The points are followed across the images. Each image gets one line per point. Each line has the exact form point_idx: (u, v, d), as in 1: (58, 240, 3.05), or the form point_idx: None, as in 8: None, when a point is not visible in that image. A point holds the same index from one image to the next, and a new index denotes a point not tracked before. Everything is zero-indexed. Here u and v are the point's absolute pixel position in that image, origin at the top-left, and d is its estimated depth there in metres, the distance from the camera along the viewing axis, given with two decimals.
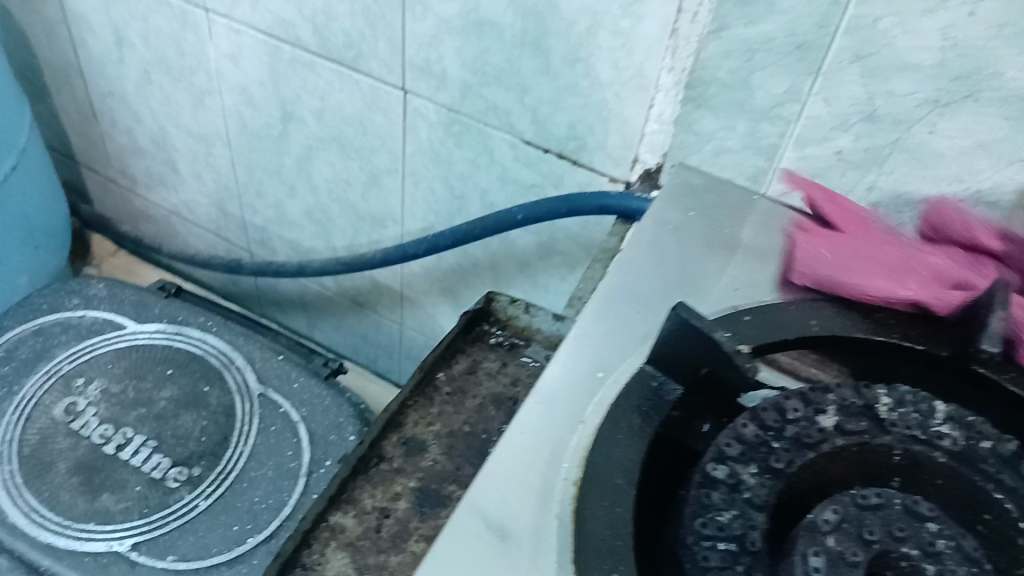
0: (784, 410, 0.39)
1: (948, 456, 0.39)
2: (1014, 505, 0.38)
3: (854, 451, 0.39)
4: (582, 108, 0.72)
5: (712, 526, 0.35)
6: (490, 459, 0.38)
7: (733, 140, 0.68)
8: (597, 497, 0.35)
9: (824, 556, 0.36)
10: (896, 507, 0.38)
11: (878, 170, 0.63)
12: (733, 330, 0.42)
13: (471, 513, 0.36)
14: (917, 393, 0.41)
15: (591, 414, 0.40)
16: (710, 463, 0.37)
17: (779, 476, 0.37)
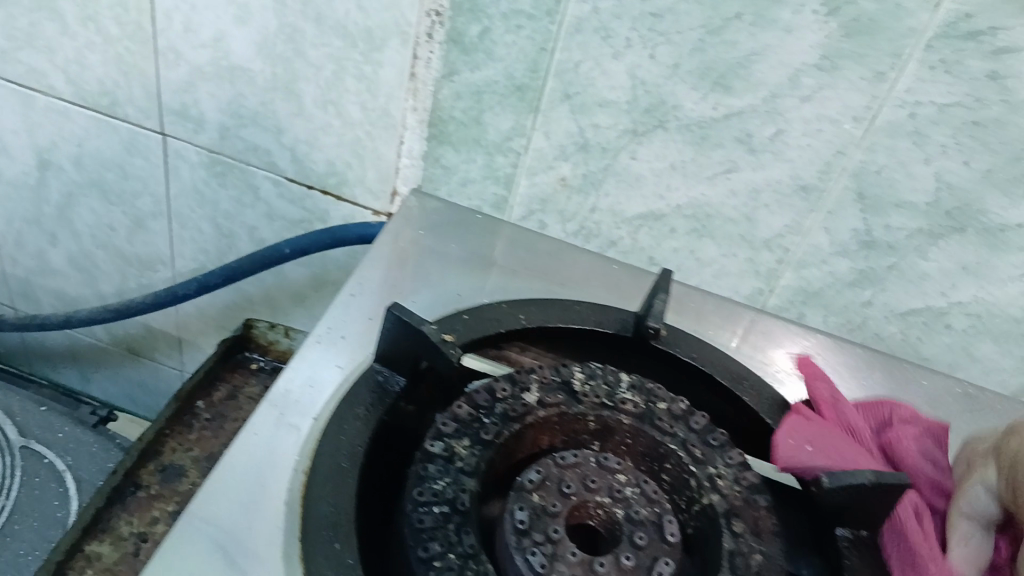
0: (494, 390, 0.47)
1: (631, 417, 0.48)
2: (682, 452, 0.47)
3: (552, 419, 0.47)
4: (340, 143, 0.77)
5: (428, 493, 0.41)
6: (220, 462, 0.40)
7: (474, 171, 0.76)
8: (322, 479, 0.39)
9: (527, 510, 0.43)
10: (591, 463, 0.47)
11: (596, 193, 0.75)
12: (445, 329, 0.48)
13: (199, 510, 0.38)
14: (606, 368, 0.50)
15: (320, 413, 0.43)
16: (429, 440, 0.43)
17: (487, 445, 0.44)
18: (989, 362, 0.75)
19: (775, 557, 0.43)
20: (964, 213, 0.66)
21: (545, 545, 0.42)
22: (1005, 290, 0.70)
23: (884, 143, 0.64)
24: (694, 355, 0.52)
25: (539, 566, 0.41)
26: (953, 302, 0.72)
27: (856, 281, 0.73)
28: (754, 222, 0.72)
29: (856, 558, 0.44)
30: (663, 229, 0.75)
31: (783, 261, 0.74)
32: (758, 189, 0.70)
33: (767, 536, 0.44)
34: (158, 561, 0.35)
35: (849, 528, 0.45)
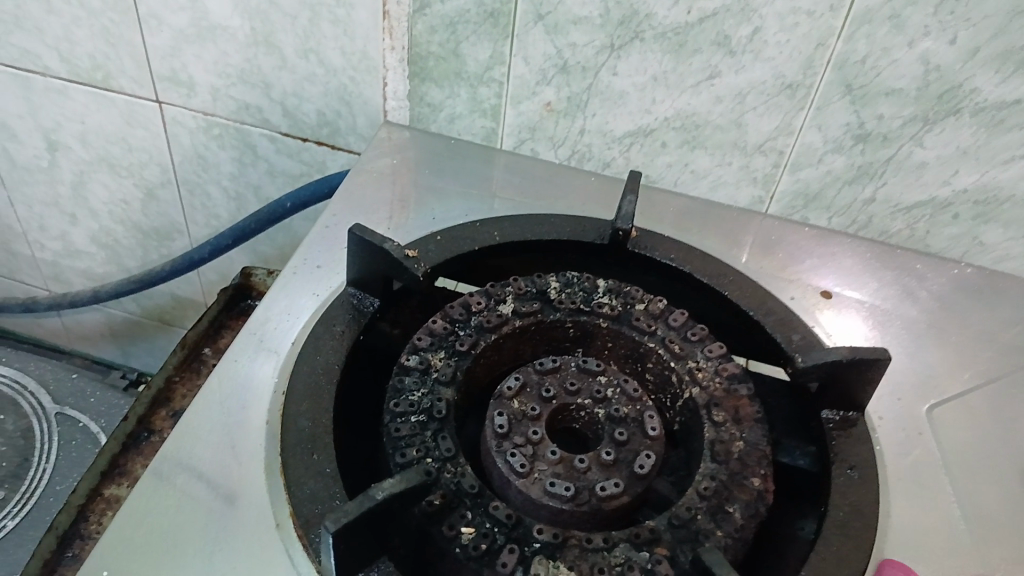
0: (469, 304, 0.47)
1: (608, 320, 0.48)
2: (662, 348, 0.47)
3: (529, 328, 0.48)
4: (325, 92, 0.79)
5: (405, 404, 0.42)
6: (202, 393, 0.43)
7: (459, 106, 0.77)
8: (298, 397, 0.41)
9: (506, 415, 0.44)
10: (571, 368, 0.47)
11: (583, 114, 0.74)
12: (423, 249, 0.49)
13: (181, 438, 0.40)
14: (582, 276, 0.51)
15: (297, 338, 0.46)
16: (406, 355, 0.44)
17: (463, 356, 0.45)
18: (1000, 249, 0.73)
19: (758, 444, 0.43)
20: (955, 95, 0.64)
21: (525, 446, 0.43)
22: (1007, 171, 0.68)
23: (865, 30, 0.62)
24: (671, 255, 0.52)
25: (519, 466, 0.42)
26: (956, 189, 0.70)
27: (854, 178, 0.72)
28: (744, 127, 0.71)
29: (842, 437, 0.43)
30: (654, 144, 0.75)
31: (778, 165, 0.73)
32: (743, 93, 0.69)
33: (749, 422, 0.44)
34: (145, 483, 0.38)
35: (836, 409, 0.45)
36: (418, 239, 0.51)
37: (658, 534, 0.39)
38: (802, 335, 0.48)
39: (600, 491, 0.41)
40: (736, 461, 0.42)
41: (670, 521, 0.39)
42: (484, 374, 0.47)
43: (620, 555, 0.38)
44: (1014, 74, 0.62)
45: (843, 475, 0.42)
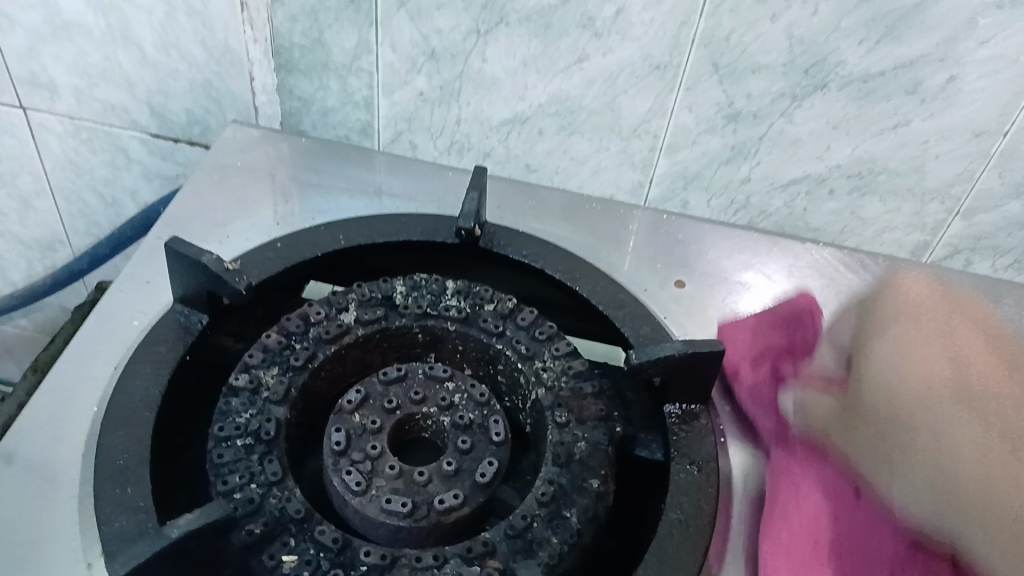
0: (307, 315, 0.46)
1: (456, 323, 0.47)
2: (510, 350, 0.46)
3: (374, 337, 0.46)
4: (192, 88, 0.75)
5: (230, 428, 0.40)
6: (17, 423, 0.41)
7: (330, 99, 0.73)
8: (116, 424, 0.40)
9: (345, 430, 0.43)
10: (419, 376, 0.46)
11: (457, 104, 0.72)
12: (261, 259, 0.48)
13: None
14: (430, 278, 0.49)
15: (120, 362, 0.44)
16: (235, 374, 0.43)
17: (298, 372, 0.43)
18: (879, 222, 0.74)
19: (601, 443, 0.42)
20: (821, 70, 0.64)
21: (363, 463, 0.41)
22: (879, 142, 0.68)
23: (726, 8, 0.61)
24: (525, 251, 0.52)
25: (354, 484, 0.40)
26: (831, 164, 0.70)
27: (731, 157, 0.71)
28: (618, 110, 0.70)
29: (685, 432, 0.43)
30: (532, 131, 0.73)
31: (655, 148, 0.72)
32: (614, 75, 0.68)
33: (592, 422, 0.43)
34: None
35: (680, 403, 0.45)
36: (260, 246, 0.50)
37: (493, 544, 0.38)
38: (652, 327, 0.48)
39: (439, 504, 0.40)
40: (578, 463, 0.41)
41: (506, 531, 0.38)
42: (326, 387, 0.45)
43: (450, 571, 0.37)
44: (876, 47, 0.62)
45: (683, 472, 0.41)
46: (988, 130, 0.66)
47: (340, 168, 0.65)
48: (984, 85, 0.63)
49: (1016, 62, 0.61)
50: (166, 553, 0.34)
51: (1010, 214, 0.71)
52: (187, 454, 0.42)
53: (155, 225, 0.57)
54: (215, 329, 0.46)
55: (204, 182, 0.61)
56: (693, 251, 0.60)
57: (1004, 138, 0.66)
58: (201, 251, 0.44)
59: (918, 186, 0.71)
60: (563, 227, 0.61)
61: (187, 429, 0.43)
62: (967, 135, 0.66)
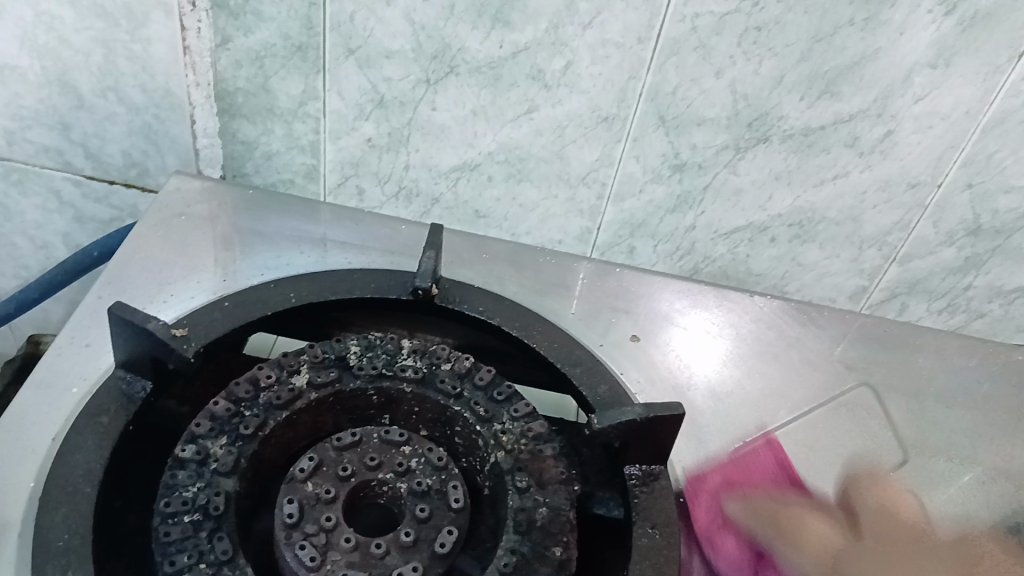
0: (256, 379, 0.44)
1: (412, 384, 0.46)
2: (468, 413, 0.45)
3: (327, 400, 0.45)
4: (131, 132, 0.73)
5: (176, 503, 0.38)
6: None
7: (275, 143, 0.72)
8: (57, 503, 0.37)
9: (298, 501, 0.41)
10: (374, 440, 0.45)
11: (406, 150, 0.71)
12: (207, 320, 0.47)
13: None
14: (385, 338, 0.48)
15: (58, 432, 0.42)
16: (181, 445, 0.41)
17: (248, 440, 0.42)
18: (819, 268, 0.76)
19: (562, 508, 0.42)
20: (764, 123, 0.66)
21: (317, 535, 0.40)
22: (819, 192, 0.70)
23: (673, 62, 0.63)
24: (479, 307, 0.52)
25: (309, 559, 0.39)
26: (774, 213, 0.72)
27: (676, 206, 0.73)
28: (566, 159, 0.70)
29: (646, 494, 0.43)
30: (481, 178, 0.73)
31: (603, 196, 0.73)
32: (562, 125, 0.68)
33: (553, 486, 0.42)
34: None
35: (639, 465, 0.45)
36: (204, 306, 0.48)
37: None
38: (609, 385, 0.48)
39: None
40: (540, 530, 0.40)
41: None
42: (276, 454, 0.44)
43: None
44: (817, 101, 0.64)
45: (645, 537, 0.41)
46: (921, 181, 0.68)
47: (285, 219, 0.64)
48: (917, 139, 0.65)
49: (947, 120, 0.64)
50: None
51: (942, 260, 0.74)
52: (132, 531, 0.40)
53: (95, 281, 0.54)
54: (159, 396, 0.44)
55: (145, 232, 0.59)
56: (643, 299, 0.61)
57: (937, 189, 0.68)
58: (148, 317, 0.43)
59: (855, 235, 0.73)
60: (514, 279, 0.61)
61: (131, 502, 0.41)
62: (902, 186, 0.69)
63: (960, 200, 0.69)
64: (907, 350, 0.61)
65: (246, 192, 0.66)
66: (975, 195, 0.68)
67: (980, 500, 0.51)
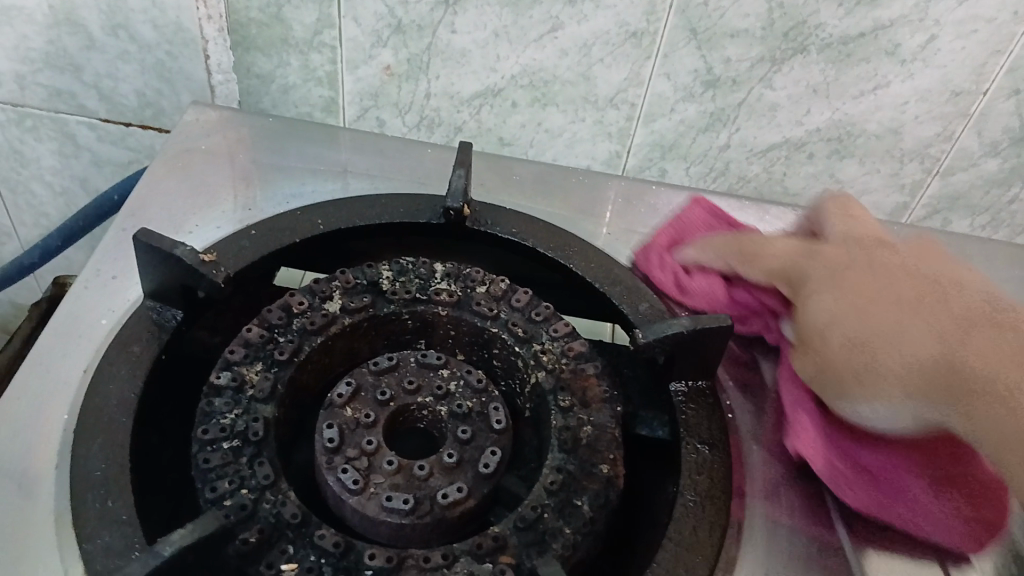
0: (289, 305, 0.43)
1: (448, 306, 0.45)
2: (506, 334, 0.44)
3: (361, 325, 0.44)
4: (144, 71, 0.71)
5: (215, 429, 0.38)
6: None
7: (291, 76, 0.70)
8: (92, 433, 0.37)
9: (338, 426, 0.40)
10: (411, 365, 0.44)
11: (426, 78, 0.69)
12: (234, 248, 0.45)
13: None
14: (417, 261, 0.47)
15: (90, 363, 0.41)
16: (215, 372, 0.40)
17: (283, 366, 0.41)
18: (857, 185, 0.73)
19: (607, 426, 0.40)
20: (799, 33, 0.63)
21: (359, 460, 0.39)
22: (857, 105, 0.67)
23: None
24: (513, 229, 0.50)
25: (351, 483, 0.38)
26: (810, 129, 0.69)
27: (707, 125, 0.70)
28: (592, 80, 0.68)
29: (692, 410, 0.42)
30: (504, 104, 0.70)
31: (631, 118, 0.70)
32: (588, 44, 0.65)
33: (597, 405, 0.41)
34: None
35: (685, 381, 0.43)
36: (230, 234, 0.47)
37: (509, 535, 0.36)
38: (649, 303, 0.47)
39: (442, 499, 0.38)
40: (585, 449, 0.39)
41: (516, 525, 0.36)
42: (312, 381, 0.43)
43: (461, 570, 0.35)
44: (856, 7, 0.61)
45: (694, 453, 0.40)
46: (966, 89, 0.65)
47: (306, 150, 0.62)
48: (963, 43, 0.62)
49: (995, 21, 0.60)
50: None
51: (987, 173, 0.71)
52: (170, 460, 0.39)
53: (117, 215, 0.54)
54: (190, 325, 0.43)
55: (164, 167, 0.58)
56: (678, 218, 0.58)
57: (983, 97, 0.65)
58: (174, 242, 0.41)
59: (896, 149, 0.70)
60: (544, 202, 0.60)
61: (168, 431, 0.40)
62: (946, 95, 0.66)
63: (1007, 108, 0.66)
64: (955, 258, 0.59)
65: (265, 123, 0.64)
66: (1023, 101, 0.65)
67: None
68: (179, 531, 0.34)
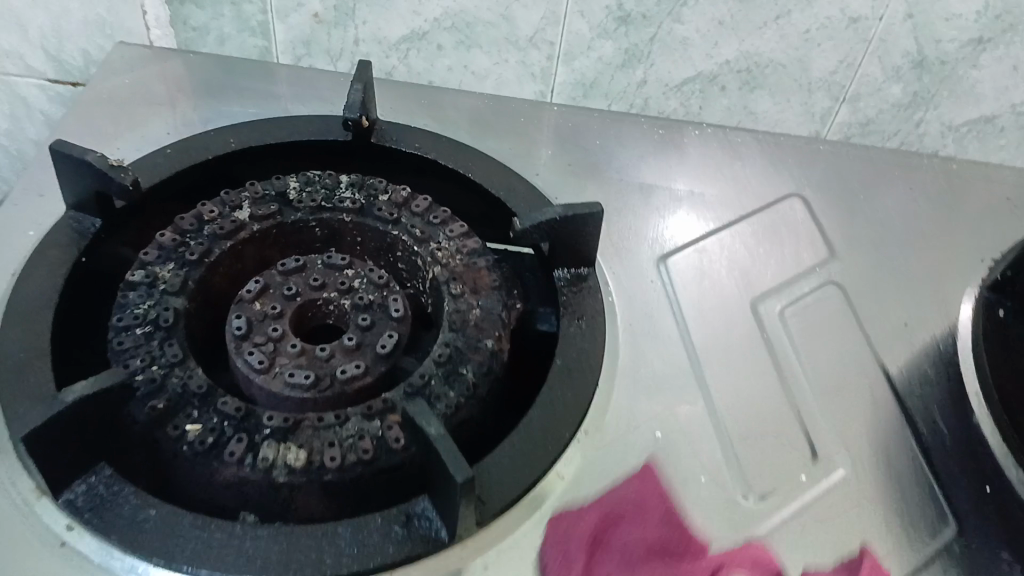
0: (201, 214, 0.47)
1: (351, 213, 0.48)
2: (405, 235, 0.47)
3: (270, 232, 0.47)
4: (85, 27, 0.72)
5: (129, 317, 0.41)
6: None
7: (226, 27, 0.71)
8: (15, 321, 0.40)
9: (246, 316, 0.44)
10: (319, 266, 0.47)
11: (353, 24, 0.70)
12: (151, 166, 0.48)
13: None
14: (324, 174, 0.50)
15: (16, 268, 0.44)
16: (131, 271, 0.43)
17: (195, 265, 0.44)
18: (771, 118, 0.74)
19: (494, 309, 0.44)
20: None
21: (265, 345, 0.43)
22: (762, 35, 0.68)
23: None
24: (416, 144, 0.53)
25: (257, 363, 0.41)
26: (718, 61, 0.70)
27: (624, 62, 0.71)
28: (513, 21, 0.69)
29: (573, 294, 0.46)
30: (430, 48, 0.72)
31: (553, 56, 0.71)
32: None
33: (485, 292, 0.45)
34: None
35: (568, 269, 0.47)
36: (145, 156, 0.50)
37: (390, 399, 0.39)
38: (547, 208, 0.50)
39: (341, 375, 0.41)
40: (472, 327, 0.43)
41: (405, 390, 0.40)
42: (225, 283, 0.46)
43: (352, 427, 0.38)
44: None
45: (571, 326, 0.44)
46: (864, 17, 0.65)
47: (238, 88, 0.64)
48: None
49: None
50: (64, 420, 0.34)
51: (891, 97, 0.70)
52: (96, 358, 0.43)
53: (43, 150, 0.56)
54: (110, 235, 0.46)
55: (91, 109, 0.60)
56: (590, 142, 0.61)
57: (880, 22, 0.66)
58: (84, 151, 0.44)
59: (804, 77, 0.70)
60: (463, 121, 0.62)
61: (94, 329, 0.44)
62: (844, 22, 0.66)
63: (905, 33, 0.66)
64: (872, 187, 0.61)
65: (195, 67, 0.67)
66: (918, 25, 0.65)
67: (924, 314, 0.52)
68: (81, 383, 0.36)
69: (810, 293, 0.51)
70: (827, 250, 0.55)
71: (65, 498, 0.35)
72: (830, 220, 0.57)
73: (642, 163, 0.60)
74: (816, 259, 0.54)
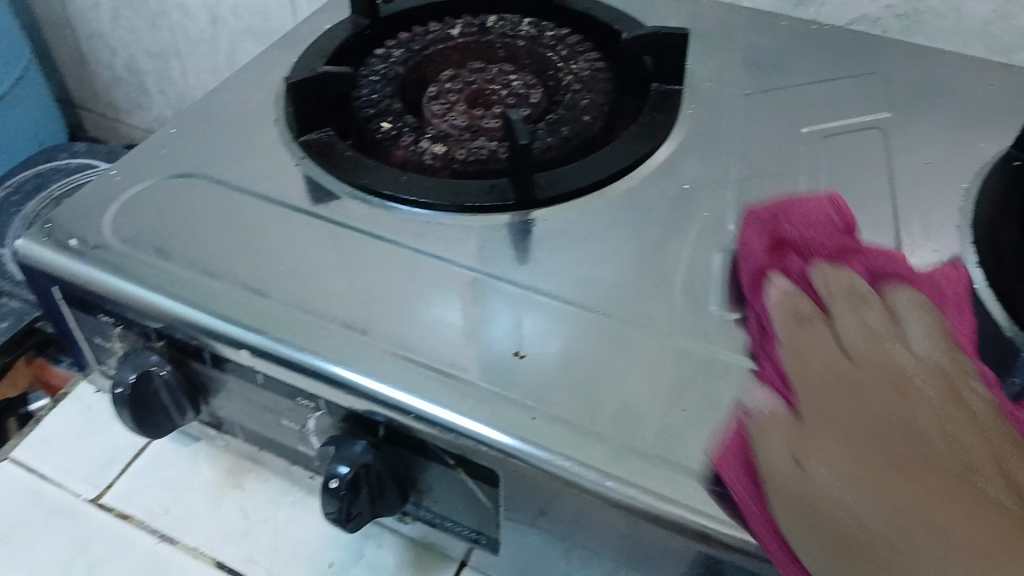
0: (430, 28, 0.70)
1: (524, 40, 0.68)
2: (556, 57, 0.66)
3: (467, 44, 0.68)
4: None
5: (370, 71, 0.65)
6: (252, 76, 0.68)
7: None
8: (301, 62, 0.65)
9: (436, 86, 0.64)
10: (494, 69, 0.66)
11: None
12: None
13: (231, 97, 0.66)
14: (516, 19, 0.71)
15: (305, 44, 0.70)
16: (378, 50, 0.68)
17: (416, 52, 0.67)
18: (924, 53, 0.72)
19: (598, 102, 0.61)
20: None
21: (443, 101, 0.62)
22: None
23: None
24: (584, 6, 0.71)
25: (435, 109, 0.61)
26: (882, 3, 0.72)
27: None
28: None
29: (661, 101, 0.61)
30: None
31: None
32: None
33: (598, 92, 0.62)
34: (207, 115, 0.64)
35: (664, 86, 0.62)
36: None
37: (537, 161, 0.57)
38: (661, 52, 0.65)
39: (482, 122, 0.60)
40: (578, 108, 0.60)
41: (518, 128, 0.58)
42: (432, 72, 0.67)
43: (478, 142, 0.58)
44: None
45: (649, 116, 0.60)
46: None
47: None
48: None
49: None
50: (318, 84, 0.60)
51: None
52: None
53: None
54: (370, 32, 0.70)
55: None
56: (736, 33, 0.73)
57: None
58: None
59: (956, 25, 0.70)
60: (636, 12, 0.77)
61: None
62: None
63: None
64: (958, 81, 0.66)
65: None
66: None
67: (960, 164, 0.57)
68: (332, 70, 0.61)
69: (839, 132, 0.61)
70: (888, 109, 0.63)
71: (305, 139, 0.60)
72: (913, 99, 0.64)
73: (772, 51, 0.70)
74: (875, 114, 0.62)
